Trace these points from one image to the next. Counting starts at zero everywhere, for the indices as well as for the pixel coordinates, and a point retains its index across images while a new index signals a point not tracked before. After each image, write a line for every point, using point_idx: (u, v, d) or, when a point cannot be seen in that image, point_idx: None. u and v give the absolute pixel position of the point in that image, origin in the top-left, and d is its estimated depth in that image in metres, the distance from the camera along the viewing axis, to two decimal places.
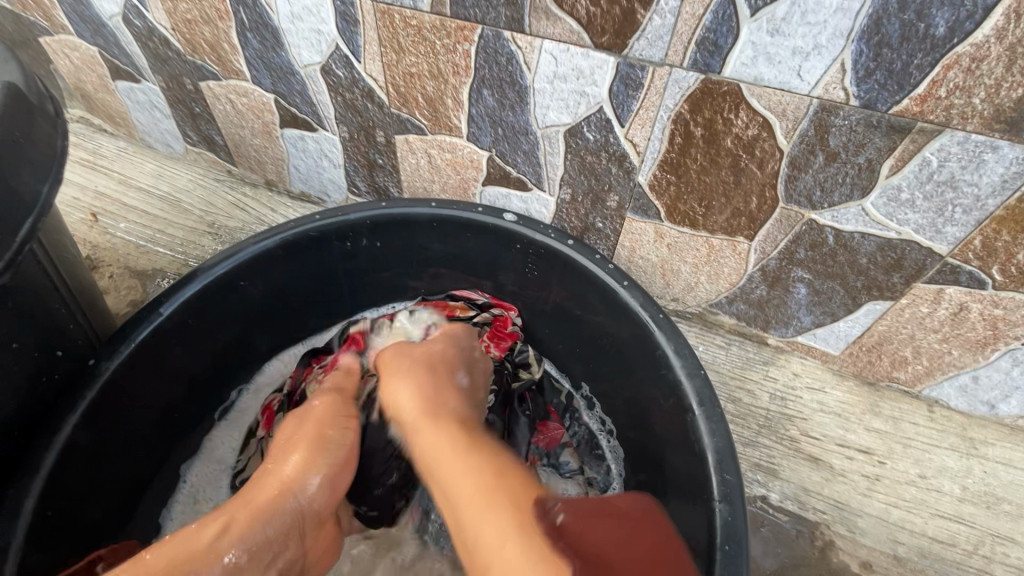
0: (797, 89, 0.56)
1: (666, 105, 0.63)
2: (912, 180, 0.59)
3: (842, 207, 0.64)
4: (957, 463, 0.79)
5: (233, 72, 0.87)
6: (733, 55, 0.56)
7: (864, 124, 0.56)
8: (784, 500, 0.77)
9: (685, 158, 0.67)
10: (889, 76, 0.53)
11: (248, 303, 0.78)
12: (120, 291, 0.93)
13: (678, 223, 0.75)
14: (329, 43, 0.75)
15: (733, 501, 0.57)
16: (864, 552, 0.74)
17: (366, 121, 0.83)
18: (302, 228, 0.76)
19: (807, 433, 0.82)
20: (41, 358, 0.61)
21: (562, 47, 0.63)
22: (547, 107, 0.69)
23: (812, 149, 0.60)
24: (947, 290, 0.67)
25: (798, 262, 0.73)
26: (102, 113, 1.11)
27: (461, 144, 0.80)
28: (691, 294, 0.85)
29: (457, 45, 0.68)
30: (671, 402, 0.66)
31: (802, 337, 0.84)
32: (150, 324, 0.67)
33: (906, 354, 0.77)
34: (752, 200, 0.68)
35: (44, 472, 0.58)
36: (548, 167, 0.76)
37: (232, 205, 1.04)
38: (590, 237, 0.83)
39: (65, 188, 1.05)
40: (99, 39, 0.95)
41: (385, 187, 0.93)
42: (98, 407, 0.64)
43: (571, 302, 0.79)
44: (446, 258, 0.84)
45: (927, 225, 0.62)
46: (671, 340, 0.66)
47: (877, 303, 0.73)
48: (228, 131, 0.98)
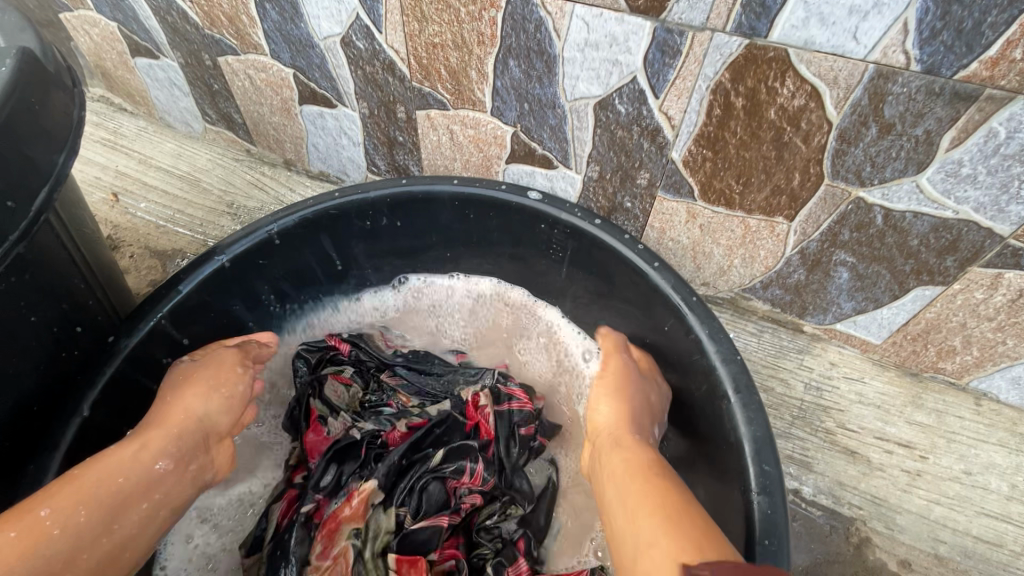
0: (851, 54, 0.52)
1: (706, 73, 0.59)
2: (975, 154, 0.54)
3: (893, 184, 0.60)
4: (1006, 460, 0.75)
5: (251, 46, 0.85)
6: (782, 17, 0.52)
7: (925, 92, 0.52)
8: (818, 494, 0.74)
9: (723, 132, 0.63)
10: (958, 37, 0.48)
11: (268, 282, 0.77)
12: (140, 270, 0.93)
13: (713, 202, 0.71)
14: (349, 13, 0.72)
15: (772, 493, 0.54)
16: (903, 550, 0.71)
17: (387, 96, 0.80)
18: (322, 206, 0.74)
19: (843, 425, 0.78)
20: (60, 332, 0.60)
21: (595, 11, 0.59)
22: (577, 78, 0.65)
23: (864, 119, 0.56)
24: (1006, 275, 0.62)
25: (841, 244, 0.69)
26: (122, 92, 1.10)
27: (484, 120, 0.77)
28: (723, 278, 0.82)
29: (483, 12, 0.65)
30: (704, 389, 0.63)
31: (841, 325, 0.79)
32: (169, 301, 0.66)
33: (956, 344, 0.73)
34: (795, 176, 0.64)
35: (65, 446, 0.58)
36: (576, 142, 0.73)
37: (251, 185, 1.02)
38: (618, 217, 0.80)
39: (88, 168, 1.05)
40: (118, 14, 0.94)
41: (405, 165, 0.91)
42: (119, 383, 0.64)
43: (600, 284, 0.76)
44: (469, 238, 0.82)
45: (988, 203, 0.58)
46: (705, 325, 0.63)
47: (926, 289, 0.68)
48: (247, 108, 0.96)
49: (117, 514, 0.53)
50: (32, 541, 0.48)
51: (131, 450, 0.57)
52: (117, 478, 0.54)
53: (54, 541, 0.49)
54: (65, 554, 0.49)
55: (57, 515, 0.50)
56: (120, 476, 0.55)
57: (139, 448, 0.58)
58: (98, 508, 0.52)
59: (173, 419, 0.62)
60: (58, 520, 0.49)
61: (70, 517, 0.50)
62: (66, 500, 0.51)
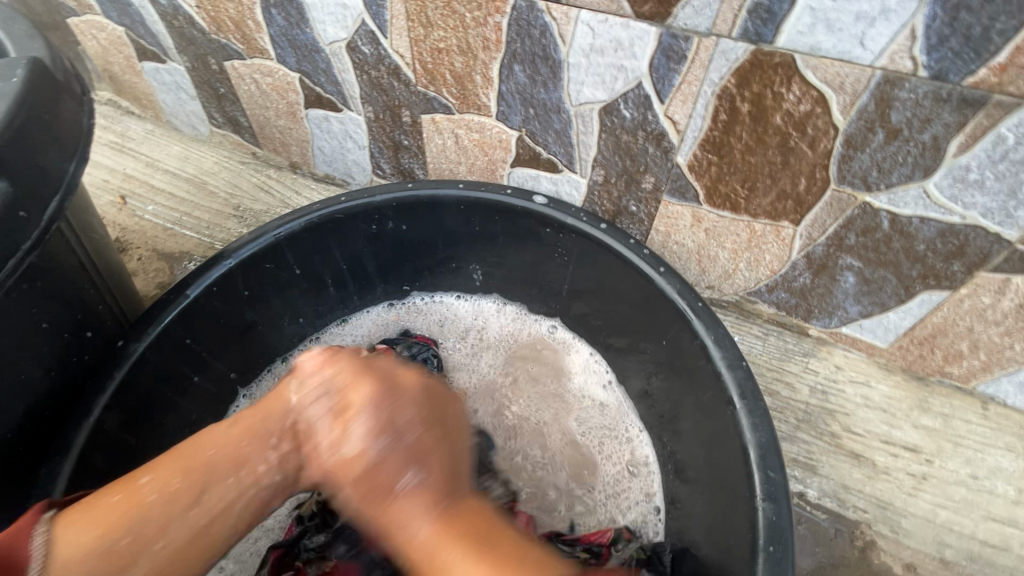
0: (858, 60, 0.52)
1: (711, 78, 0.59)
2: (983, 160, 0.54)
3: (900, 189, 0.60)
4: (1013, 464, 0.74)
5: (257, 51, 0.85)
6: (788, 23, 0.52)
7: (933, 98, 0.52)
8: (822, 497, 0.74)
9: (728, 137, 0.63)
10: (966, 42, 0.48)
11: (275, 287, 0.78)
12: (148, 273, 0.94)
13: (718, 206, 0.71)
14: (355, 18, 0.72)
15: (777, 500, 0.54)
16: (908, 553, 0.70)
17: (391, 100, 0.81)
18: (328, 211, 0.74)
19: (848, 429, 0.78)
20: (71, 338, 0.61)
21: (600, 17, 0.59)
22: (582, 83, 0.65)
23: (871, 125, 0.56)
24: (1014, 280, 0.62)
25: (847, 248, 0.68)
26: (129, 95, 1.11)
27: (489, 124, 0.77)
28: (727, 281, 0.82)
29: (488, 17, 0.65)
30: (709, 395, 0.63)
31: (847, 329, 0.79)
32: (177, 305, 0.67)
33: (963, 348, 0.72)
34: (801, 181, 0.64)
35: (75, 451, 0.59)
36: (581, 146, 0.73)
37: (257, 187, 1.03)
38: (623, 221, 0.80)
39: (96, 171, 1.06)
40: (126, 19, 0.94)
41: (410, 169, 0.91)
42: (128, 388, 0.64)
43: (604, 289, 0.76)
44: (473, 242, 0.82)
45: (996, 208, 0.57)
46: (710, 330, 0.63)
47: (933, 293, 0.68)
48: (253, 112, 0.97)
49: (204, 488, 0.54)
50: (130, 507, 0.51)
51: (235, 431, 0.57)
52: (206, 455, 0.55)
53: (144, 511, 0.51)
54: (156, 521, 0.51)
55: (155, 484, 0.52)
56: (204, 461, 0.55)
57: (231, 425, 0.58)
58: (182, 485, 0.53)
59: (272, 404, 0.60)
60: (154, 488, 0.52)
61: (164, 487, 0.52)
62: (166, 474, 0.53)
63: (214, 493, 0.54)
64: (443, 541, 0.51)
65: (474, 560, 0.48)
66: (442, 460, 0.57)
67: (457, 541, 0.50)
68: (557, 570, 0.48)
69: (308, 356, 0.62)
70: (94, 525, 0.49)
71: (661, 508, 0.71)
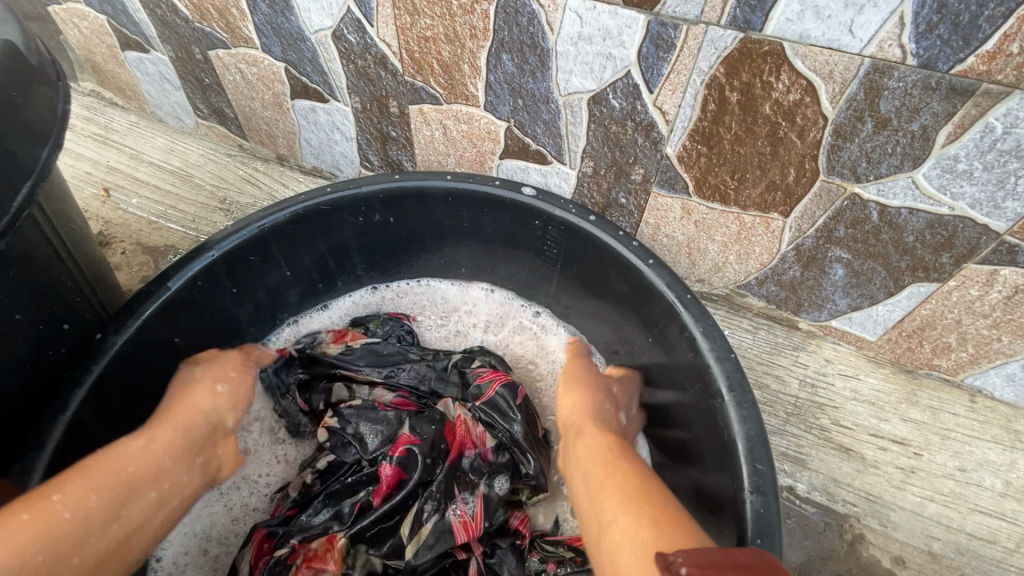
0: (847, 48, 0.52)
1: (700, 67, 0.58)
2: (971, 150, 0.54)
3: (889, 180, 0.59)
4: (1000, 457, 0.75)
5: (242, 40, 0.84)
6: (777, 10, 0.52)
7: (922, 86, 0.51)
8: (812, 491, 0.74)
9: (718, 127, 0.63)
10: (954, 30, 0.48)
11: (259, 279, 0.76)
12: (131, 267, 0.92)
13: (707, 198, 0.71)
14: (340, 6, 0.71)
15: (765, 493, 0.53)
16: (896, 546, 0.70)
17: (379, 91, 0.79)
18: (313, 202, 0.73)
19: (837, 422, 0.78)
20: (46, 330, 0.59)
21: (588, 4, 0.58)
22: (570, 72, 0.65)
23: (859, 114, 0.55)
24: (1002, 272, 0.62)
25: (836, 240, 0.68)
26: (113, 86, 1.09)
27: (478, 115, 0.76)
28: (717, 275, 0.81)
29: (475, 5, 0.64)
30: (698, 387, 0.63)
31: (836, 322, 0.79)
32: (158, 298, 0.66)
33: (951, 340, 0.72)
34: (790, 172, 0.63)
35: (52, 445, 0.57)
36: (570, 138, 0.72)
37: (243, 180, 1.02)
38: (612, 214, 0.79)
39: (78, 163, 1.04)
40: (108, 7, 0.92)
41: (398, 161, 0.90)
42: (106, 382, 0.63)
43: (595, 282, 0.75)
44: (462, 234, 0.81)
45: (983, 199, 0.57)
46: (699, 322, 0.62)
47: (922, 285, 0.68)
48: (239, 103, 0.95)
49: (126, 501, 0.55)
50: (45, 521, 0.48)
51: (144, 445, 0.59)
52: (125, 468, 0.56)
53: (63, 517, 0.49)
54: (74, 534, 0.50)
55: (69, 499, 0.50)
56: (126, 468, 0.56)
57: (144, 445, 0.59)
58: (105, 491, 0.53)
59: (186, 415, 0.65)
60: (70, 504, 0.50)
61: (82, 502, 0.51)
62: (81, 488, 0.52)
63: (139, 502, 0.56)
64: (607, 482, 0.55)
65: (626, 513, 0.50)
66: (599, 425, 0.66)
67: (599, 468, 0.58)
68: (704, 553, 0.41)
69: (226, 358, 0.74)
70: (6, 548, 0.46)
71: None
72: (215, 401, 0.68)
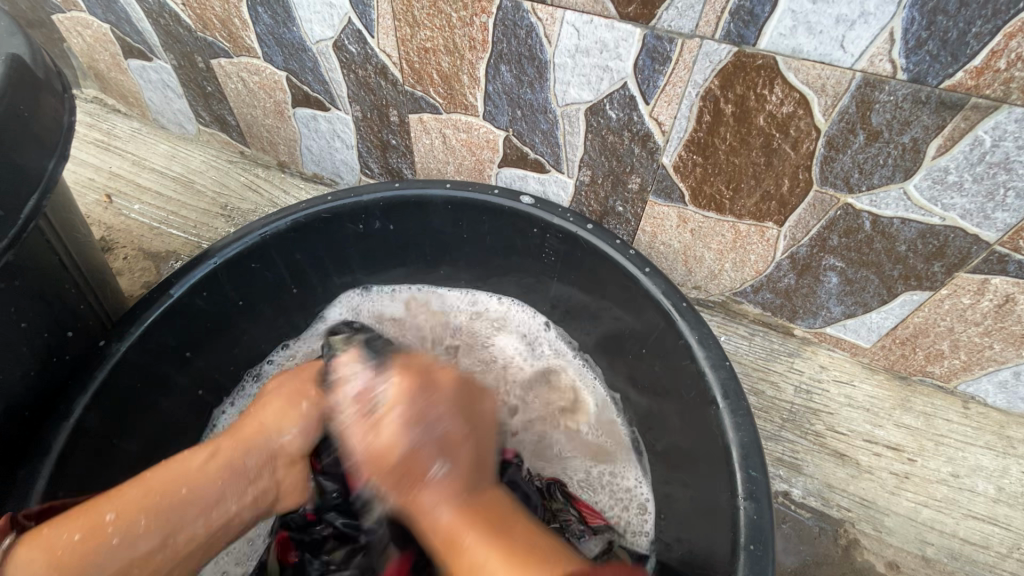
0: (838, 63, 0.53)
1: (696, 80, 0.59)
2: (960, 162, 0.55)
3: (881, 190, 0.60)
4: (993, 463, 0.75)
5: (244, 49, 0.85)
6: (769, 25, 0.53)
7: (912, 100, 0.52)
8: (807, 496, 0.74)
9: (713, 138, 0.63)
10: (943, 46, 0.49)
11: (260, 286, 0.77)
12: (134, 273, 0.93)
13: (703, 207, 0.71)
14: (341, 17, 0.72)
15: (758, 499, 0.54)
16: (890, 552, 0.71)
17: (379, 100, 0.80)
18: (314, 210, 0.74)
19: (832, 428, 0.78)
20: (51, 338, 0.60)
21: (585, 18, 0.59)
22: (568, 83, 0.66)
23: (851, 127, 0.56)
24: (992, 281, 0.63)
25: (830, 249, 0.69)
26: (116, 93, 1.10)
27: (477, 124, 0.77)
28: (714, 282, 0.82)
29: (474, 17, 0.65)
30: (693, 394, 0.64)
31: (831, 329, 0.80)
32: (161, 305, 0.66)
33: (943, 348, 0.73)
34: (784, 182, 0.64)
35: (57, 451, 0.58)
36: (568, 147, 0.73)
37: (245, 186, 1.03)
38: (610, 222, 0.80)
39: (81, 169, 1.04)
40: (111, 16, 0.93)
41: (398, 168, 0.91)
42: (110, 388, 0.64)
43: (593, 290, 0.76)
44: (461, 242, 0.82)
45: (974, 210, 0.58)
46: (695, 330, 0.63)
47: (915, 294, 0.69)
48: (240, 110, 0.96)
49: (173, 511, 0.52)
50: (93, 545, 0.48)
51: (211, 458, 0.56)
52: (179, 489, 0.53)
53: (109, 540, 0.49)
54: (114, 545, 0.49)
55: (119, 522, 0.49)
56: (185, 484, 0.53)
57: (209, 457, 0.56)
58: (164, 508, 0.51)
59: (246, 434, 0.59)
60: (117, 527, 0.49)
61: (128, 526, 0.49)
62: (128, 507, 0.50)
63: (185, 524, 0.52)
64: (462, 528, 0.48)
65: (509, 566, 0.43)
66: (470, 452, 0.53)
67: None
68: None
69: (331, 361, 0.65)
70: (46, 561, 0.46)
71: (641, 509, 0.72)
72: (280, 415, 0.61)
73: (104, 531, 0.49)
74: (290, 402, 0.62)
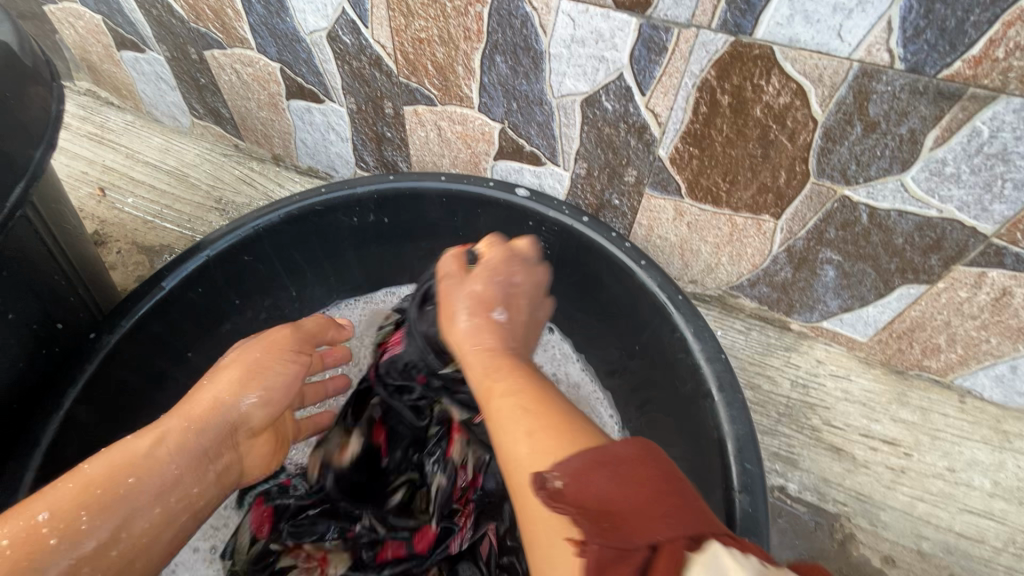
0: (836, 52, 0.52)
1: (692, 70, 0.59)
2: (958, 153, 0.54)
3: (878, 182, 0.60)
4: (989, 457, 0.75)
5: (237, 40, 0.84)
6: (766, 14, 0.52)
7: (909, 91, 0.52)
8: (803, 491, 0.74)
9: (709, 129, 0.63)
10: (941, 35, 0.48)
11: (253, 279, 0.77)
12: (127, 266, 0.92)
13: (700, 200, 0.71)
14: (335, 7, 0.71)
15: (753, 492, 0.54)
16: (886, 546, 0.71)
17: (373, 91, 0.80)
18: (308, 202, 0.73)
19: (829, 422, 0.78)
20: (39, 330, 0.60)
21: (580, 7, 0.59)
22: (564, 74, 0.65)
23: (849, 118, 0.56)
24: (990, 274, 0.63)
25: (827, 242, 0.69)
26: (109, 85, 1.09)
27: (472, 116, 0.76)
28: (710, 276, 0.82)
29: (469, 7, 0.64)
30: (689, 388, 0.63)
31: (828, 323, 0.80)
32: (152, 297, 0.66)
33: (940, 342, 0.73)
34: (781, 174, 0.64)
35: (45, 445, 0.57)
36: (564, 139, 0.72)
37: (239, 180, 1.02)
38: (606, 215, 0.80)
39: (74, 162, 1.04)
40: (103, 7, 0.93)
41: (393, 161, 0.90)
42: (100, 382, 0.63)
43: (589, 284, 0.76)
44: (456, 235, 0.81)
45: (971, 202, 0.58)
46: (690, 323, 0.63)
47: (911, 287, 0.69)
48: (234, 103, 0.95)
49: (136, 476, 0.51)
50: (29, 549, 0.44)
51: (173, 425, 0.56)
52: (127, 476, 0.50)
53: (138, 504, 0.50)
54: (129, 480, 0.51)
55: (53, 523, 0.45)
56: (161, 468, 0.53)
57: (155, 442, 0.53)
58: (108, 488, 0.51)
59: (198, 410, 0.57)
60: (55, 528, 0.45)
61: (67, 526, 0.46)
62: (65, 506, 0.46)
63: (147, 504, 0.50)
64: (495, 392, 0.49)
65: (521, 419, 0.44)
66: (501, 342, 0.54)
67: (521, 402, 0.46)
68: (570, 460, 0.38)
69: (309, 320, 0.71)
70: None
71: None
72: (231, 385, 0.60)
73: (42, 536, 0.45)
74: (240, 374, 0.61)
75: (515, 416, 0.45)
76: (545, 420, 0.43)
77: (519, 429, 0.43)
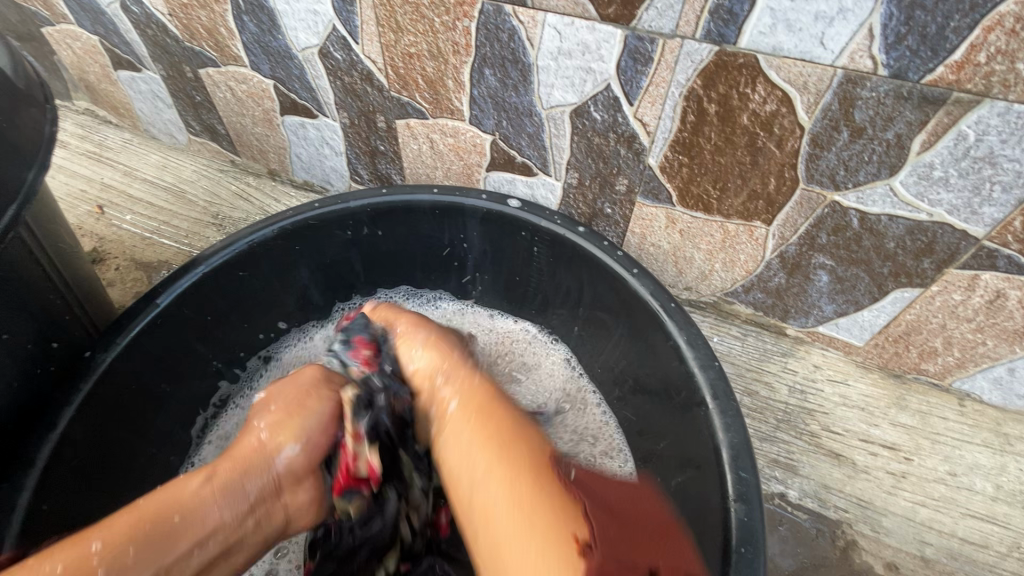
0: (820, 60, 0.52)
1: (678, 80, 0.59)
2: (945, 157, 0.54)
3: (867, 187, 0.60)
4: (990, 461, 0.75)
5: (231, 58, 0.85)
6: (749, 23, 0.52)
7: (894, 96, 0.52)
8: (803, 498, 0.73)
9: (698, 138, 0.63)
10: (922, 41, 0.49)
11: (249, 295, 0.77)
12: (125, 283, 0.93)
13: (691, 208, 0.71)
14: (326, 24, 0.72)
15: (749, 501, 0.53)
16: (889, 552, 0.70)
17: (366, 106, 0.80)
18: (302, 217, 0.74)
19: (827, 428, 0.78)
20: (34, 349, 0.60)
21: (566, 20, 0.59)
22: (552, 86, 0.66)
23: (835, 124, 0.56)
24: (983, 276, 0.62)
25: (819, 248, 0.69)
26: (106, 104, 1.10)
27: (463, 128, 0.77)
28: (704, 282, 0.82)
29: (457, 22, 0.65)
30: (683, 396, 0.63)
31: (823, 328, 0.80)
32: (147, 314, 0.66)
33: (936, 345, 0.73)
34: (770, 181, 0.64)
35: (40, 463, 0.57)
36: (554, 150, 0.73)
37: (235, 195, 1.03)
38: (599, 224, 0.80)
39: (73, 181, 1.05)
40: (100, 28, 0.94)
41: (387, 174, 0.91)
42: (95, 400, 0.63)
43: (577, 312, 0.79)
44: (450, 260, 0.84)
45: (961, 205, 0.58)
46: (683, 331, 0.63)
47: (906, 291, 0.68)
48: (229, 119, 0.96)
49: (167, 550, 0.49)
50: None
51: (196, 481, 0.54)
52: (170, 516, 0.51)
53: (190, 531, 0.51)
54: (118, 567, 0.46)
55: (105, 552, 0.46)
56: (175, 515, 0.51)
57: (205, 481, 0.54)
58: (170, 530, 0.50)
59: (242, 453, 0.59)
60: (105, 559, 0.46)
61: (116, 557, 0.47)
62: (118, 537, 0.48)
63: (181, 543, 0.50)
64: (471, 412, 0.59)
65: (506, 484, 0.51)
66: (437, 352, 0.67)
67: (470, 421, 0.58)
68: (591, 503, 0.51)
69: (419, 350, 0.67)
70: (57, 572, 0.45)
71: None
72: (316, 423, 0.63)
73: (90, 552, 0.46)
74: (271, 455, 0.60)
75: (475, 451, 0.55)
76: (516, 469, 0.52)
77: (474, 469, 0.54)
